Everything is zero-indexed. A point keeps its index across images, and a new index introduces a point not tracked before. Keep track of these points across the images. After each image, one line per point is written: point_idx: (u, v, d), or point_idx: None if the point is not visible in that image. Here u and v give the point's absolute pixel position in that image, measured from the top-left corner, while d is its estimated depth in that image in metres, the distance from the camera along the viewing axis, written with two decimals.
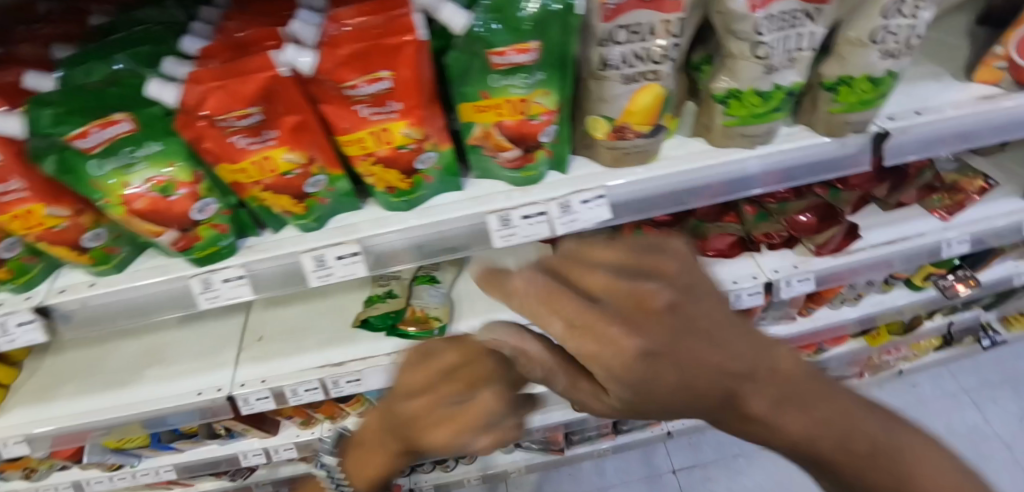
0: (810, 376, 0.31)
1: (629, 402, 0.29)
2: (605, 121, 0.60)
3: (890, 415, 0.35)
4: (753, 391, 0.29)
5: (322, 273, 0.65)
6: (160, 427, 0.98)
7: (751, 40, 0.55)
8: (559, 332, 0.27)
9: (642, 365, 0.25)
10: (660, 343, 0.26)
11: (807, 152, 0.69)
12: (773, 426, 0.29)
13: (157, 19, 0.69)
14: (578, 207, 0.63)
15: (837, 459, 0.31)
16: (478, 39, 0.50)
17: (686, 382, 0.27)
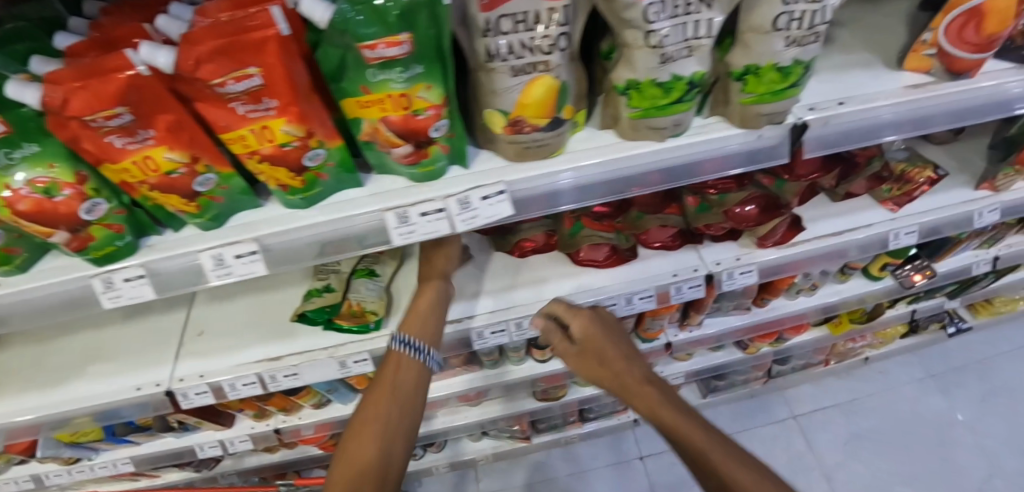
0: (656, 379, 0.81)
1: (583, 347, 0.86)
2: (500, 115, 0.58)
3: (717, 434, 0.73)
4: (633, 365, 0.83)
5: (221, 271, 0.64)
6: (114, 420, 0.98)
7: (643, 28, 0.52)
8: (558, 309, 0.90)
9: (588, 327, 0.88)
10: (594, 324, 0.88)
11: (721, 144, 0.66)
12: (643, 393, 0.79)
13: (44, 13, 0.66)
14: (477, 204, 0.61)
15: (671, 428, 0.75)
16: (345, 32, 0.48)
17: (607, 346, 0.85)
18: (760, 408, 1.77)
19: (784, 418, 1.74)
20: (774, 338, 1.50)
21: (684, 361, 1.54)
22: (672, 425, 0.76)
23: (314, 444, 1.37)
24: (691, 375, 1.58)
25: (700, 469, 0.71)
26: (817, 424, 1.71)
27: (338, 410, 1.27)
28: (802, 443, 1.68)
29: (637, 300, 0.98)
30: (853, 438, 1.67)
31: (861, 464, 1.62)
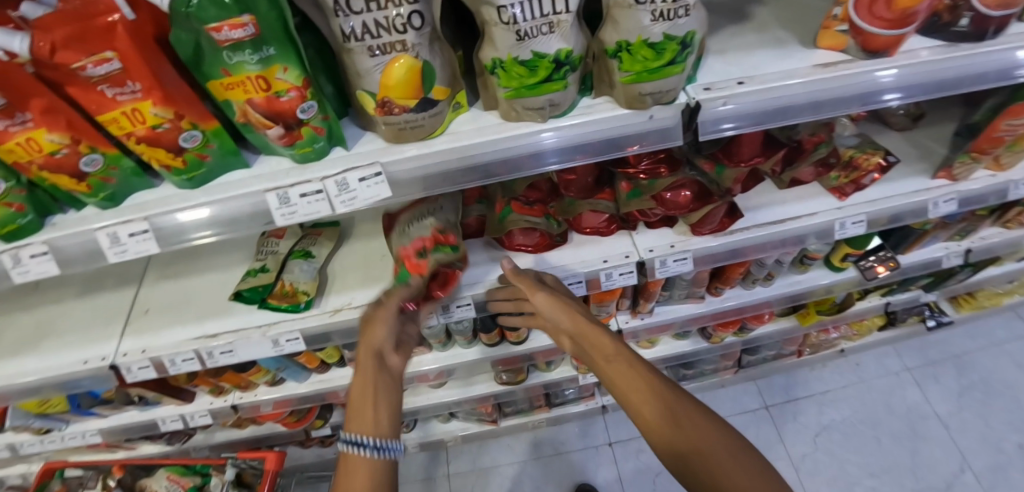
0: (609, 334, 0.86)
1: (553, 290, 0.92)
2: (369, 96, 0.58)
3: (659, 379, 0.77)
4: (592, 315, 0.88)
5: (118, 249, 0.66)
6: (77, 390, 1.04)
7: (494, 5, 0.51)
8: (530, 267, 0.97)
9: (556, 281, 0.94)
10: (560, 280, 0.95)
11: (607, 125, 0.65)
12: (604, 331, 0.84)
13: None
14: (356, 186, 0.62)
15: (626, 362, 0.80)
16: (190, 16, 0.49)
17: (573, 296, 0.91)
18: (730, 397, 1.74)
19: (756, 408, 1.70)
20: (737, 326, 1.42)
21: (646, 349, 1.51)
22: (628, 355, 0.80)
23: (275, 420, 1.45)
24: (657, 363, 1.53)
25: (654, 396, 0.75)
26: (788, 414, 1.67)
27: (296, 388, 1.32)
28: (772, 431, 1.64)
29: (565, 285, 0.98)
30: (822, 430, 1.62)
31: (829, 456, 1.58)
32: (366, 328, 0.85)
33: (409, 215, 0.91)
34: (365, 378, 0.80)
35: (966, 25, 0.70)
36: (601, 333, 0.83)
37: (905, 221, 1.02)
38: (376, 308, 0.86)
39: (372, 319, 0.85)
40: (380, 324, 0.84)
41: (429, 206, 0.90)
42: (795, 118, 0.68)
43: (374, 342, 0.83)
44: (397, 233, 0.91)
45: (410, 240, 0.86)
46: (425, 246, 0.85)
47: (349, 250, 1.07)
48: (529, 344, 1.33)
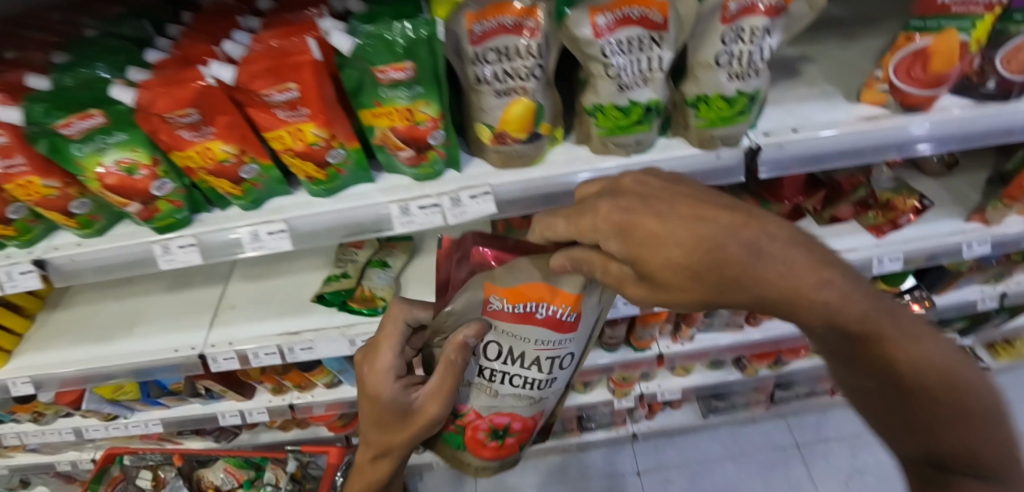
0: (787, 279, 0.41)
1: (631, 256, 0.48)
2: (487, 129, 0.70)
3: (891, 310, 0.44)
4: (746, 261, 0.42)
5: (256, 244, 0.77)
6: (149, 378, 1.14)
7: (602, 62, 0.64)
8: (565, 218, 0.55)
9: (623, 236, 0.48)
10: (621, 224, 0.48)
11: (683, 163, 0.75)
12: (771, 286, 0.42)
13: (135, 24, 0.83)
14: (467, 201, 0.73)
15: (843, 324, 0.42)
16: (364, 59, 0.62)
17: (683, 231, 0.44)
18: (762, 433, 1.78)
19: (785, 445, 1.74)
20: (772, 359, 1.50)
21: (681, 376, 1.57)
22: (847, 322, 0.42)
23: (324, 422, 1.53)
24: (692, 392, 1.58)
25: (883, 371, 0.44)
26: (819, 454, 1.70)
27: (348, 392, 1.40)
28: (802, 472, 1.68)
29: (620, 303, 1.06)
30: (853, 472, 1.65)
31: None
32: (385, 423, 0.67)
33: (523, 345, 0.66)
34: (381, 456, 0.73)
35: (992, 87, 0.80)
36: (806, 288, 0.41)
37: (939, 260, 1.07)
38: (405, 413, 0.65)
39: (397, 419, 0.66)
40: (407, 433, 0.67)
41: (552, 355, 0.66)
42: (839, 162, 0.78)
43: (397, 443, 0.69)
44: (489, 349, 0.67)
45: (496, 415, 0.70)
46: (514, 434, 0.73)
47: (421, 261, 1.19)
48: None
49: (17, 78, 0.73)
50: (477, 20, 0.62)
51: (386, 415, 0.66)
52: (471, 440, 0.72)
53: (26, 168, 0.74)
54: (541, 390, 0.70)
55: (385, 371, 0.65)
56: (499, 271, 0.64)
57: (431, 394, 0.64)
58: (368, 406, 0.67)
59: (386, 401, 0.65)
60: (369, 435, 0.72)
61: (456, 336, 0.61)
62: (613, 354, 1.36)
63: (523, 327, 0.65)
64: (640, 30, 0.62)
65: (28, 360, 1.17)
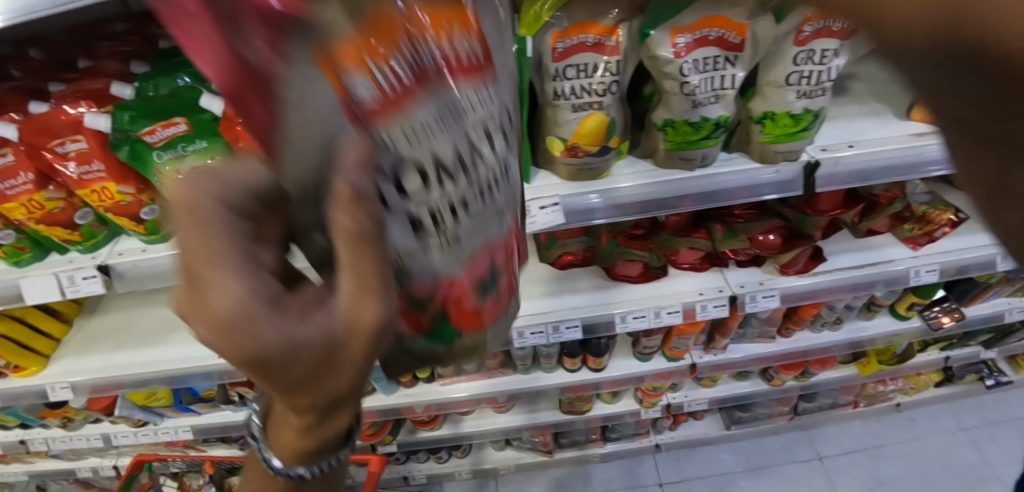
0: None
1: None
2: (560, 142, 0.72)
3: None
4: None
5: None
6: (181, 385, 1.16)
7: (678, 80, 0.66)
8: None
9: None
10: None
11: (743, 177, 0.78)
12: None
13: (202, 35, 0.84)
14: (536, 212, 0.75)
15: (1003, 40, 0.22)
16: None
17: None
18: (784, 444, 1.79)
19: (808, 458, 1.75)
20: (800, 371, 1.52)
21: (707, 387, 1.59)
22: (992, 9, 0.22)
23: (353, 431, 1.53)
24: (717, 402, 1.60)
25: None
26: (841, 466, 1.71)
27: (381, 400, 1.40)
28: (824, 483, 1.69)
29: (664, 314, 1.07)
30: (875, 484, 1.66)
31: None
32: (294, 393, 0.29)
33: (454, 136, 0.32)
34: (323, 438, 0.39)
35: None
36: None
37: (969, 273, 1.11)
38: (326, 356, 0.27)
39: (305, 384, 0.28)
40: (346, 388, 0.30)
41: (485, 129, 0.36)
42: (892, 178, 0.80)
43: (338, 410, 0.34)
44: (406, 181, 0.31)
45: (469, 269, 0.38)
46: (500, 279, 0.43)
47: None
48: (601, 372, 1.37)
49: (96, 87, 0.75)
50: (560, 38, 0.64)
51: (288, 381, 0.27)
52: (460, 319, 0.39)
53: (103, 174, 0.75)
54: (498, 201, 0.40)
55: (242, 309, 0.23)
56: (312, 2, 0.25)
57: (352, 302, 0.26)
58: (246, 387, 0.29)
59: (276, 357, 0.25)
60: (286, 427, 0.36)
61: (334, 188, 0.24)
62: (646, 364, 1.37)
63: (431, 109, 0.30)
64: (716, 50, 0.64)
65: (67, 365, 1.18)
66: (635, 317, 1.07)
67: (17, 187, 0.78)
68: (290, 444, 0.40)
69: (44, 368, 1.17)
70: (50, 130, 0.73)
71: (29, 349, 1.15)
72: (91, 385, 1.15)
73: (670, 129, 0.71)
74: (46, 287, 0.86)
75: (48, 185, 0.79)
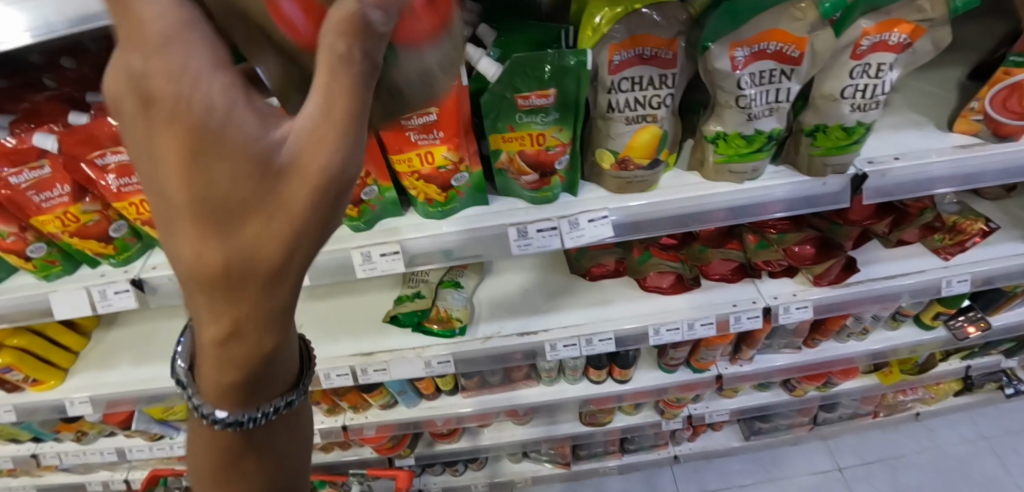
0: None
1: None
2: (610, 154, 0.72)
3: None
4: None
5: (367, 266, 0.77)
6: None
7: (734, 93, 0.66)
8: None
9: None
10: None
11: (790, 190, 0.77)
12: None
13: None
14: (585, 225, 0.74)
15: None
16: (508, 86, 0.63)
17: None
18: (802, 454, 1.78)
19: (828, 469, 1.73)
20: (822, 381, 1.51)
21: (728, 398, 1.58)
22: None
23: (372, 445, 1.50)
24: (738, 413, 1.59)
25: None
26: (861, 477, 1.70)
27: (402, 413, 1.38)
28: None
29: (698, 325, 1.06)
30: None
31: None
32: (198, 227, 0.25)
33: None
34: (253, 366, 0.32)
35: None
36: None
37: (997, 283, 1.12)
38: (255, 174, 0.25)
39: (240, 207, 0.26)
40: (269, 251, 0.27)
41: None
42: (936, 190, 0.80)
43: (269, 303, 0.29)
44: None
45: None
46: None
47: (494, 282, 1.18)
48: (626, 384, 1.35)
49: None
50: (618, 50, 0.64)
51: (206, 192, 0.25)
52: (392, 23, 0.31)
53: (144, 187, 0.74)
54: None
55: (175, 34, 0.25)
56: None
57: (308, 122, 0.26)
58: (159, 222, 0.27)
59: (218, 112, 0.24)
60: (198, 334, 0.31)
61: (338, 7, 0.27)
62: (671, 375, 1.36)
63: None
64: (773, 63, 0.64)
65: (86, 379, 1.15)
66: (668, 330, 1.06)
67: (53, 199, 0.76)
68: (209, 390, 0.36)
69: (62, 382, 1.15)
70: (92, 140, 0.71)
71: (48, 362, 1.13)
72: (111, 399, 1.13)
73: (721, 141, 0.71)
74: (77, 301, 0.84)
75: (84, 197, 0.78)
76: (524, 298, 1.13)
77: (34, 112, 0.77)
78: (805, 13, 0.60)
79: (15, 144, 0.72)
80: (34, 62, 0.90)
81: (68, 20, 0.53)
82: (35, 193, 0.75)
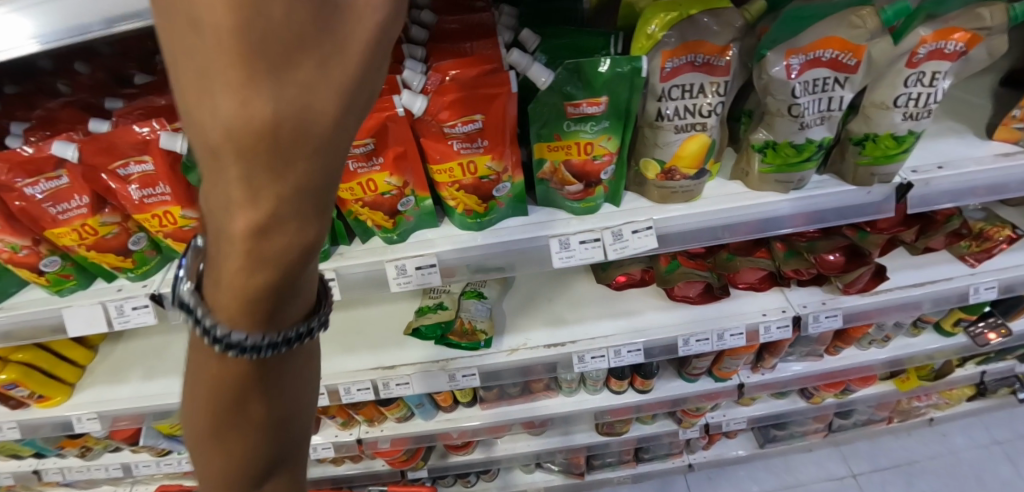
0: None
1: None
2: (656, 163, 0.70)
3: None
4: None
5: (402, 280, 0.74)
6: None
7: (787, 102, 0.64)
8: None
9: None
10: None
11: (836, 199, 0.76)
12: None
13: None
14: (629, 236, 0.72)
15: None
16: (559, 93, 0.61)
17: None
18: (817, 461, 1.76)
19: (842, 475, 1.72)
20: (840, 388, 1.50)
21: (746, 405, 1.56)
22: None
23: (386, 458, 1.47)
24: (755, 421, 1.58)
25: None
26: (876, 484, 1.69)
27: (419, 426, 1.35)
28: None
29: (727, 336, 1.05)
30: None
31: None
32: (243, 68, 0.20)
33: None
34: (293, 265, 0.25)
35: None
36: None
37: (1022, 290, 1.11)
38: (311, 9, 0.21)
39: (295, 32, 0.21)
40: (326, 107, 0.22)
41: None
42: (977, 198, 0.80)
43: (316, 182, 0.23)
44: None
45: None
46: None
47: (517, 292, 1.15)
48: (647, 394, 1.33)
49: (160, 103, 0.70)
50: (670, 57, 0.61)
51: (258, 21, 0.20)
52: None
53: (168, 198, 0.70)
54: None
55: None
56: None
57: None
58: (184, 71, 0.21)
59: None
60: (215, 234, 0.24)
61: None
62: (693, 384, 1.34)
63: None
64: (827, 71, 0.62)
65: (94, 394, 1.12)
66: (697, 340, 1.04)
67: (71, 211, 0.72)
68: (219, 330, 0.27)
69: (68, 398, 1.11)
70: (113, 149, 0.66)
71: (54, 378, 1.10)
72: (118, 416, 1.09)
73: (770, 150, 0.70)
74: (92, 317, 0.80)
75: (103, 208, 0.73)
76: (550, 309, 1.10)
77: (50, 119, 0.73)
78: (865, 19, 0.59)
79: (33, 153, 0.68)
80: (45, 66, 0.87)
81: (104, 19, 0.49)
82: (52, 204, 0.71)
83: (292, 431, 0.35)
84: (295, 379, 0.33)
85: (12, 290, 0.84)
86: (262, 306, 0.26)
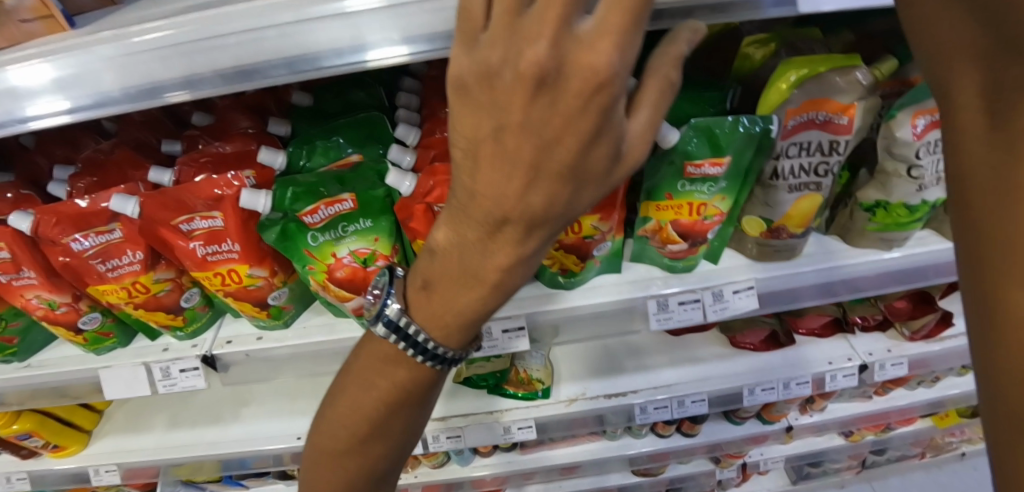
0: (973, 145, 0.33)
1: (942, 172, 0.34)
2: (763, 222, 0.67)
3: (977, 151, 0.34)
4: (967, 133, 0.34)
5: (487, 343, 0.68)
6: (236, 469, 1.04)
7: (909, 162, 0.61)
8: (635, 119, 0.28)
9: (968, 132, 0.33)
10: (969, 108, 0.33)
11: (942, 256, 0.72)
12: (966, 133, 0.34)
13: (333, 87, 0.73)
14: (730, 297, 0.68)
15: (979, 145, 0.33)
16: (681, 153, 0.57)
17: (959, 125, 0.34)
18: None
19: None
20: (881, 427, 1.48)
21: (784, 444, 1.52)
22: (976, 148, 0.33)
23: None
24: (793, 459, 1.54)
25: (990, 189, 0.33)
26: None
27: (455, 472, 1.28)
28: None
29: (794, 384, 1.00)
30: None
31: None
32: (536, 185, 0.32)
33: None
34: (494, 301, 0.40)
35: None
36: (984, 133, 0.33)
37: None
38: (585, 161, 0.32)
39: (570, 179, 0.33)
40: (566, 213, 0.35)
41: None
42: None
43: (535, 255, 0.38)
44: None
45: None
46: None
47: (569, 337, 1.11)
48: (694, 437, 1.28)
49: (228, 151, 0.64)
50: (795, 115, 0.58)
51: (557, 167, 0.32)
52: None
53: (235, 256, 0.63)
54: None
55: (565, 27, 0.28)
56: None
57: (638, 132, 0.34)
58: (489, 171, 0.33)
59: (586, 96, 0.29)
60: (460, 269, 0.38)
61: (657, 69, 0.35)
62: (739, 427, 1.30)
63: None
64: None
65: (113, 444, 1.03)
66: (763, 390, 1.00)
67: (121, 268, 0.65)
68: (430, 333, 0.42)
69: (85, 447, 1.02)
70: (179, 203, 0.59)
71: (70, 425, 1.01)
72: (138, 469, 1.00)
73: (883, 209, 0.66)
74: (133, 380, 0.72)
75: (156, 264, 0.66)
76: (605, 356, 1.06)
77: (99, 163, 0.67)
78: None
79: (85, 207, 0.61)
80: None
81: (218, 74, 0.43)
82: (101, 261, 0.64)
83: (414, 429, 0.51)
84: (433, 395, 0.50)
85: (37, 348, 0.76)
86: (464, 323, 0.42)
